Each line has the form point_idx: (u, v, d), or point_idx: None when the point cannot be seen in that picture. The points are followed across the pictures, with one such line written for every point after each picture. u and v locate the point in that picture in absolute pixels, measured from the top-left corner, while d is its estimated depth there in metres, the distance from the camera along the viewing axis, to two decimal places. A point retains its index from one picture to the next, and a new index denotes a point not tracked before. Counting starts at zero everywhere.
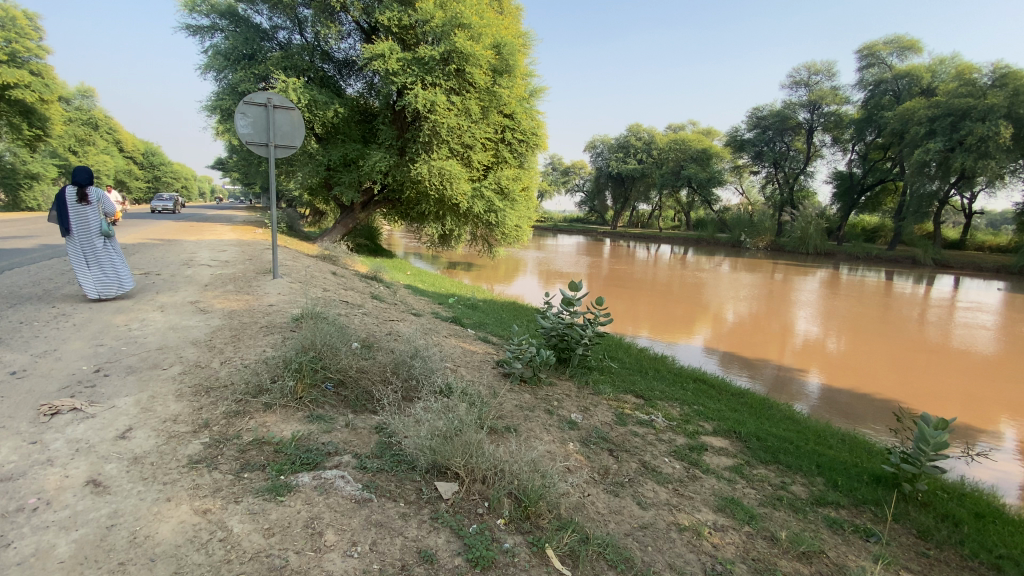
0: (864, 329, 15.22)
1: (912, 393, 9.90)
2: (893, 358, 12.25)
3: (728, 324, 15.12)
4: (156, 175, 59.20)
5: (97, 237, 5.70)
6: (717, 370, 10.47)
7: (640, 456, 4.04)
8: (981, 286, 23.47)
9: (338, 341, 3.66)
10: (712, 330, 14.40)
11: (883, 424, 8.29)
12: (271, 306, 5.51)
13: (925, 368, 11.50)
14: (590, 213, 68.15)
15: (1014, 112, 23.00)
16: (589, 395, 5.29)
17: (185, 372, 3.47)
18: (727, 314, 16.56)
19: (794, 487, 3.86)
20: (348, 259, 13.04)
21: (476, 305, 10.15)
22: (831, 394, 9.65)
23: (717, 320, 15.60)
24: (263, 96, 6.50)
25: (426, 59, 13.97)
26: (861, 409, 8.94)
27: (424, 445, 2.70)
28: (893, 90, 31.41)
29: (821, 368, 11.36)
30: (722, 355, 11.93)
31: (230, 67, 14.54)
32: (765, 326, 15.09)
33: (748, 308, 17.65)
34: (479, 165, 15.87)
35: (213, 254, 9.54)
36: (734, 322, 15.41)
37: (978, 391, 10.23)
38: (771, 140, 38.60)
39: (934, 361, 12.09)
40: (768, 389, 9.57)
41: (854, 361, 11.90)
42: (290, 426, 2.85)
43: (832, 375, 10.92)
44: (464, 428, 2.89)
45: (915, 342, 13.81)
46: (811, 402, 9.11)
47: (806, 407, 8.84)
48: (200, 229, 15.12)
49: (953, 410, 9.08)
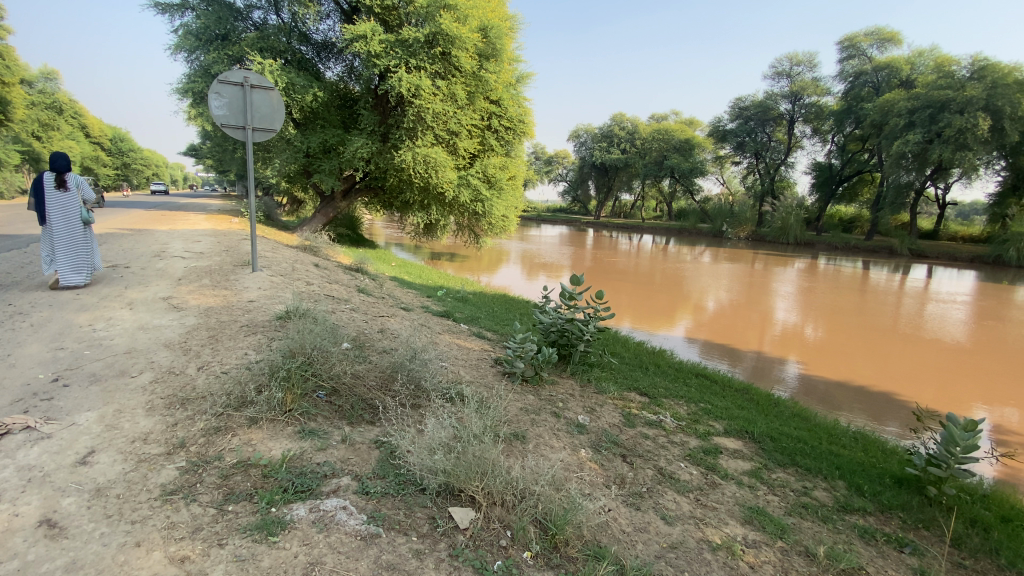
0: (842, 317, 15.44)
1: (896, 380, 10.01)
2: (871, 346, 12.43)
3: (708, 313, 15.17)
4: (126, 162, 56.87)
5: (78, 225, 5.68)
6: (701, 359, 10.43)
7: (655, 462, 3.81)
8: (954, 275, 24.02)
9: (329, 344, 3.32)
10: (694, 318, 14.42)
11: (873, 412, 8.31)
12: (251, 303, 5.09)
13: (902, 355, 11.69)
14: (573, 203, 67.88)
15: (991, 104, 23.31)
16: (594, 395, 5.03)
17: (156, 381, 3.08)
18: (708, 303, 16.65)
19: (817, 493, 3.69)
20: (330, 249, 12.55)
21: (466, 298, 9.83)
22: (810, 381, 9.68)
23: (698, 309, 15.62)
24: (240, 75, 5.99)
25: (410, 42, 13.46)
26: (840, 396, 8.99)
27: (433, 463, 2.40)
28: (872, 82, 31.63)
29: (805, 355, 11.44)
30: (706, 343, 11.93)
31: (202, 48, 13.81)
32: (746, 314, 15.19)
33: (728, 297, 17.78)
34: (465, 152, 15.43)
35: (187, 245, 9.00)
36: (716, 311, 15.49)
37: (958, 377, 10.42)
38: (753, 130, 38.80)
39: (910, 349, 12.29)
40: (754, 378, 9.55)
41: (836, 349, 12.01)
42: (279, 444, 2.51)
43: (816, 362, 11.00)
44: (479, 441, 2.61)
45: (894, 330, 14.03)
46: (791, 388, 9.15)
47: (791, 394, 8.86)
48: (173, 218, 14.39)
49: (929, 396, 9.19)
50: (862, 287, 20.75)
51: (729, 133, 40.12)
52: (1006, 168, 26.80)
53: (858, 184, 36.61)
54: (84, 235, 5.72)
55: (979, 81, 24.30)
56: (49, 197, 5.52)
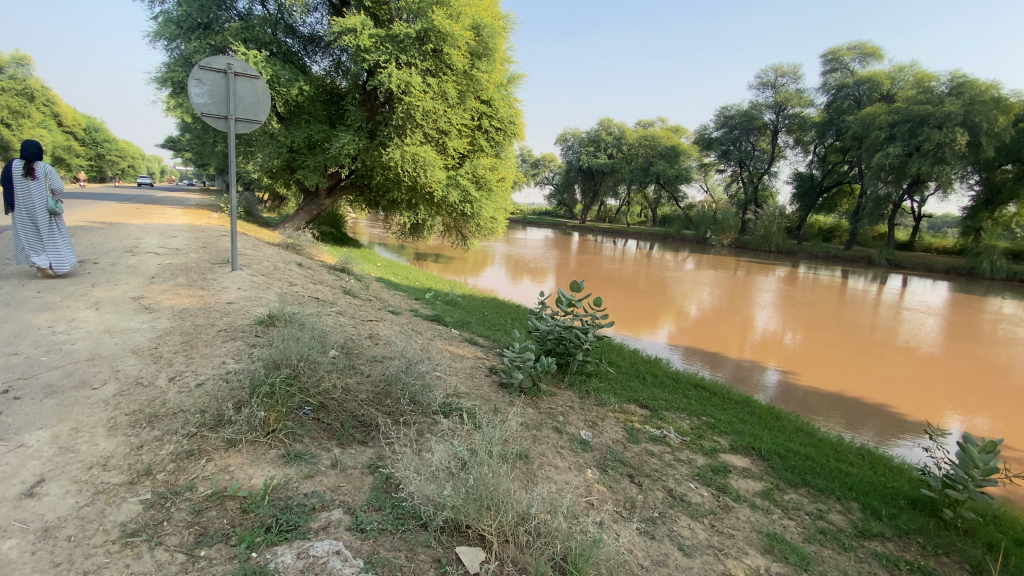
0: (821, 324, 15.67)
1: (875, 386, 10.10)
2: (848, 353, 12.50)
3: (691, 318, 15.22)
4: (101, 152, 54.70)
5: (43, 214, 5.34)
6: (682, 364, 10.40)
7: (664, 483, 3.58)
8: (927, 286, 24.55)
9: (317, 353, 3.02)
10: (676, 323, 14.46)
11: (852, 417, 8.37)
12: (230, 305, 4.73)
13: (878, 363, 11.79)
14: (559, 207, 67.78)
15: (969, 120, 23.82)
16: (593, 408, 4.81)
17: (121, 394, 2.75)
18: (690, 308, 16.74)
19: (833, 516, 3.52)
20: (313, 248, 12.13)
21: (455, 301, 9.56)
22: (790, 387, 9.65)
23: (680, 314, 15.67)
24: (223, 61, 5.63)
25: (401, 37, 13.13)
26: (818, 401, 8.97)
27: (437, 491, 2.15)
28: (854, 95, 32.16)
29: (783, 360, 11.52)
30: (687, 347, 11.92)
31: (183, 37, 13.32)
32: (727, 320, 15.28)
33: (711, 303, 17.84)
34: (455, 152, 15.10)
35: (163, 240, 8.56)
36: (697, 316, 15.57)
37: (933, 383, 10.61)
38: (738, 139, 39.19)
39: (886, 356, 12.49)
40: (733, 382, 9.56)
41: (815, 355, 12.14)
42: (260, 470, 2.21)
43: (794, 367, 11.08)
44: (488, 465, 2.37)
45: (871, 338, 14.26)
46: (771, 393, 9.11)
47: (769, 398, 8.89)
48: (148, 211, 13.79)
49: (906, 404, 9.22)
50: (840, 296, 21.03)
51: (714, 141, 40.59)
52: (980, 182, 27.53)
53: (838, 196, 37.30)
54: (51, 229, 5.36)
55: (958, 97, 24.87)
56: (16, 183, 5.25)
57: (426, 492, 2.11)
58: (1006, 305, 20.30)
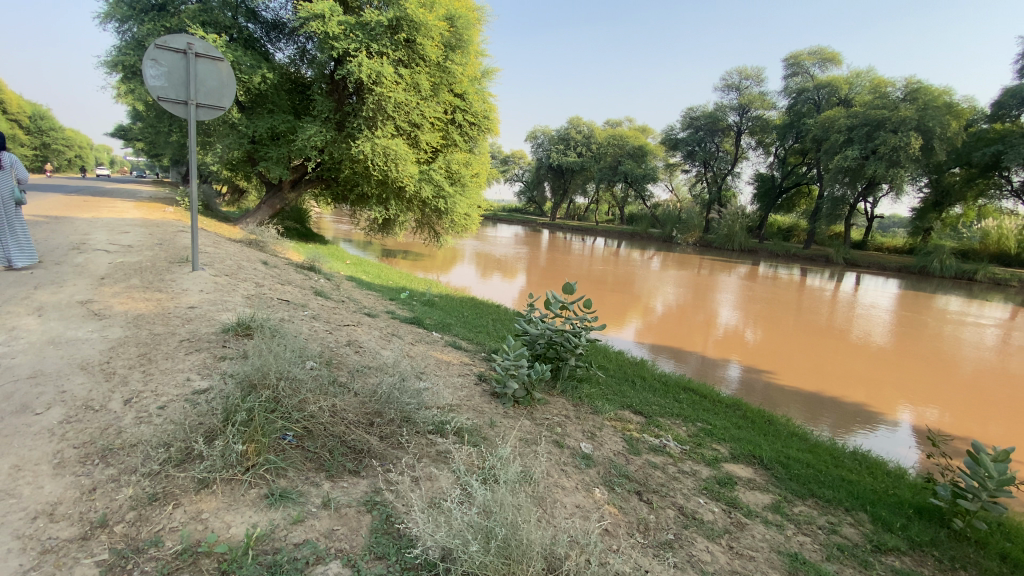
0: (781, 320, 16.07)
1: (835, 379, 10.38)
2: (808, 348, 12.83)
3: (657, 314, 15.34)
4: (45, 141, 51.06)
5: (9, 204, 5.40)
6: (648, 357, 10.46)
7: (673, 499, 3.39)
8: (879, 283, 25.62)
9: (299, 371, 2.69)
10: (642, 319, 14.56)
11: (815, 409, 8.55)
12: (192, 310, 4.26)
13: (833, 357, 12.12)
14: (528, 204, 67.62)
15: (921, 125, 24.92)
16: (589, 416, 4.60)
17: (68, 421, 2.33)
18: (656, 304, 16.88)
19: (844, 530, 3.43)
20: (278, 246, 11.50)
21: (432, 302, 9.20)
22: (753, 380, 9.81)
23: (647, 310, 15.76)
24: (182, 40, 5.10)
25: (372, 25, 12.57)
26: (778, 394, 9.13)
27: (461, 540, 1.87)
28: (814, 99, 33.19)
29: (746, 354, 11.74)
30: (654, 342, 11.99)
31: (135, 18, 12.43)
32: (692, 316, 15.49)
33: (676, 300, 17.99)
34: (428, 146, 14.63)
35: (113, 236, 7.85)
36: (663, 312, 15.72)
37: (888, 376, 10.97)
38: (703, 140, 39.90)
39: (843, 350, 12.90)
40: (698, 376, 9.67)
41: (776, 349, 12.41)
42: (241, 517, 1.86)
43: (757, 360, 11.29)
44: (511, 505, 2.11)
45: (829, 333, 14.70)
46: (735, 386, 9.26)
47: (735, 391, 9.02)
48: (96, 204, 12.78)
49: (862, 396, 9.47)
50: (799, 293, 21.67)
51: (680, 141, 41.22)
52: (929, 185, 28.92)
53: (797, 196, 38.61)
54: (18, 218, 5.48)
55: (911, 103, 26.00)
56: None
57: (447, 543, 1.84)
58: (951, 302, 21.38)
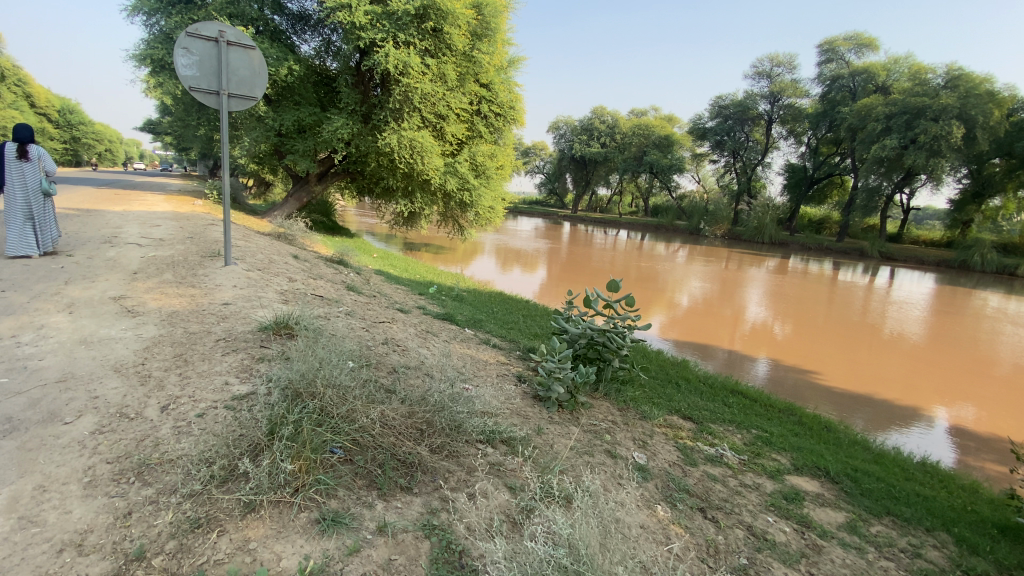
0: (810, 314, 15.55)
1: (867, 375, 9.95)
2: (839, 343, 12.34)
3: (682, 308, 14.91)
4: (75, 135, 52.07)
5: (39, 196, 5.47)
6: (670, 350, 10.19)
7: (740, 517, 3.11)
8: (915, 277, 24.60)
9: (344, 379, 2.51)
10: (667, 313, 14.16)
11: (847, 405, 8.15)
12: (225, 307, 4.12)
13: (865, 353, 11.61)
14: (549, 196, 66.97)
15: (965, 113, 23.70)
16: (638, 422, 4.34)
17: (100, 432, 2.17)
18: (680, 298, 16.44)
19: (929, 553, 3.12)
20: (306, 239, 11.46)
21: (462, 297, 9.02)
22: (782, 375, 9.45)
23: (671, 304, 15.35)
24: (213, 27, 4.93)
25: (399, 14, 12.31)
26: (808, 390, 8.73)
27: None
28: (849, 86, 31.87)
29: (773, 349, 11.34)
30: (678, 337, 11.65)
31: (163, 11, 12.46)
32: (717, 310, 15.01)
33: (702, 294, 17.53)
34: (453, 138, 14.42)
35: (145, 229, 7.85)
36: (688, 306, 15.29)
37: (924, 372, 10.47)
38: (732, 129, 38.79)
39: (877, 346, 12.36)
40: (723, 369, 9.40)
41: (806, 344, 11.95)
42: (292, 547, 1.68)
43: (785, 355, 10.89)
44: (589, 538, 1.90)
45: (861, 328, 14.13)
46: (761, 380, 8.97)
47: (761, 385, 8.74)
48: (127, 197, 12.92)
49: (897, 394, 8.99)
50: (830, 287, 20.89)
51: (708, 131, 40.14)
52: (970, 176, 27.61)
53: (828, 187, 37.32)
54: (48, 209, 5.57)
55: (953, 90, 24.78)
56: (8, 166, 5.31)
57: None
58: (990, 297, 20.42)
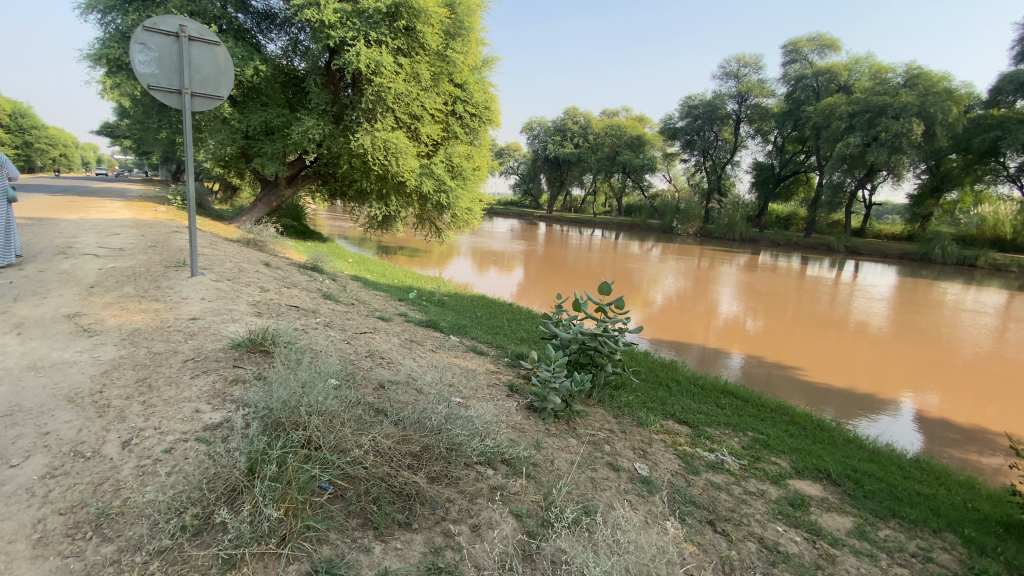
0: (780, 308, 15.86)
1: (834, 365, 10.16)
2: (809, 335, 12.58)
3: (656, 305, 15.01)
4: (28, 140, 49.66)
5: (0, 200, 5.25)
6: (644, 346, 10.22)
7: (750, 529, 2.99)
8: (878, 270, 25.41)
9: (331, 403, 2.29)
10: (642, 310, 14.22)
11: (819, 395, 8.26)
12: (193, 323, 3.80)
13: (832, 344, 11.85)
14: (524, 196, 67.07)
15: (924, 111, 24.54)
16: (634, 430, 4.20)
17: (51, 476, 1.90)
18: (655, 295, 16.55)
19: (940, 557, 3.06)
20: (277, 245, 11.01)
21: (443, 302, 8.78)
22: (753, 368, 9.56)
23: (646, 301, 15.42)
24: (173, 22, 4.60)
25: (369, 12, 11.97)
26: (780, 381, 8.81)
27: None
28: (813, 86, 32.71)
29: (745, 343, 11.47)
30: (652, 333, 11.71)
31: (119, 9, 11.81)
32: (691, 306, 15.16)
33: (675, 290, 17.71)
34: (428, 139, 14.15)
35: (103, 238, 7.36)
36: (662, 303, 15.39)
37: (891, 362, 10.74)
38: (701, 129, 39.41)
39: (845, 337, 12.65)
40: (697, 364, 9.46)
41: (777, 337, 12.14)
42: None
43: (756, 348, 11.05)
44: None
45: (829, 321, 14.46)
46: (734, 373, 9.05)
47: (733, 377, 8.82)
48: (83, 204, 12.21)
49: (864, 383, 9.17)
50: (798, 281, 21.39)
51: (678, 131, 40.70)
52: (927, 171, 28.68)
53: (795, 184, 38.31)
54: (9, 215, 5.29)
55: (911, 89, 25.67)
56: None
57: None
58: (951, 288, 21.20)
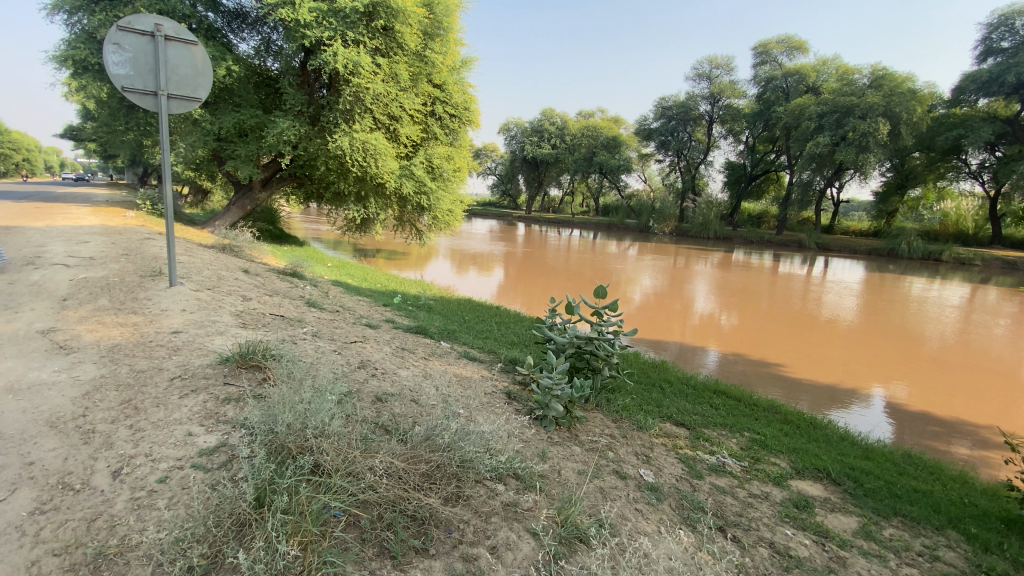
0: (755, 304, 16.17)
1: (808, 359, 10.38)
2: (784, 330, 12.83)
3: (634, 303, 15.13)
4: None
5: None
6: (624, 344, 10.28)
7: (760, 533, 2.97)
8: (847, 266, 26.20)
9: (336, 425, 2.16)
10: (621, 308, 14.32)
11: (795, 388, 8.42)
12: (176, 337, 3.60)
13: (806, 338, 12.11)
14: (502, 197, 67.04)
15: (890, 111, 25.32)
16: (634, 434, 4.16)
17: (38, 512, 1.75)
18: (633, 294, 16.70)
19: (946, 555, 3.09)
20: (254, 250, 10.69)
21: (428, 306, 8.65)
22: (732, 363, 9.69)
23: (624, 300, 15.53)
24: (148, 21, 4.38)
25: (346, 11, 11.72)
26: (758, 376, 8.95)
27: None
28: (782, 87, 33.46)
29: (722, 338, 11.64)
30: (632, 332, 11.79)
31: (85, 9, 11.29)
32: (669, 304, 15.33)
33: (652, 288, 17.92)
34: (407, 140, 13.95)
35: (71, 247, 6.99)
36: (640, 301, 15.54)
37: (862, 354, 11.05)
38: (676, 129, 39.95)
39: (818, 331, 12.97)
40: (678, 361, 9.55)
41: (753, 332, 12.37)
42: None
43: (732, 344, 11.22)
44: None
45: (803, 316, 14.80)
46: (713, 368, 9.16)
47: (712, 373, 8.92)
48: (46, 210, 11.64)
49: (838, 375, 9.39)
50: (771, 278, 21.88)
51: (653, 132, 41.13)
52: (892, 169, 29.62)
53: (767, 183, 39.17)
54: None
55: (877, 90, 26.48)
56: None
57: None
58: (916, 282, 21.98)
